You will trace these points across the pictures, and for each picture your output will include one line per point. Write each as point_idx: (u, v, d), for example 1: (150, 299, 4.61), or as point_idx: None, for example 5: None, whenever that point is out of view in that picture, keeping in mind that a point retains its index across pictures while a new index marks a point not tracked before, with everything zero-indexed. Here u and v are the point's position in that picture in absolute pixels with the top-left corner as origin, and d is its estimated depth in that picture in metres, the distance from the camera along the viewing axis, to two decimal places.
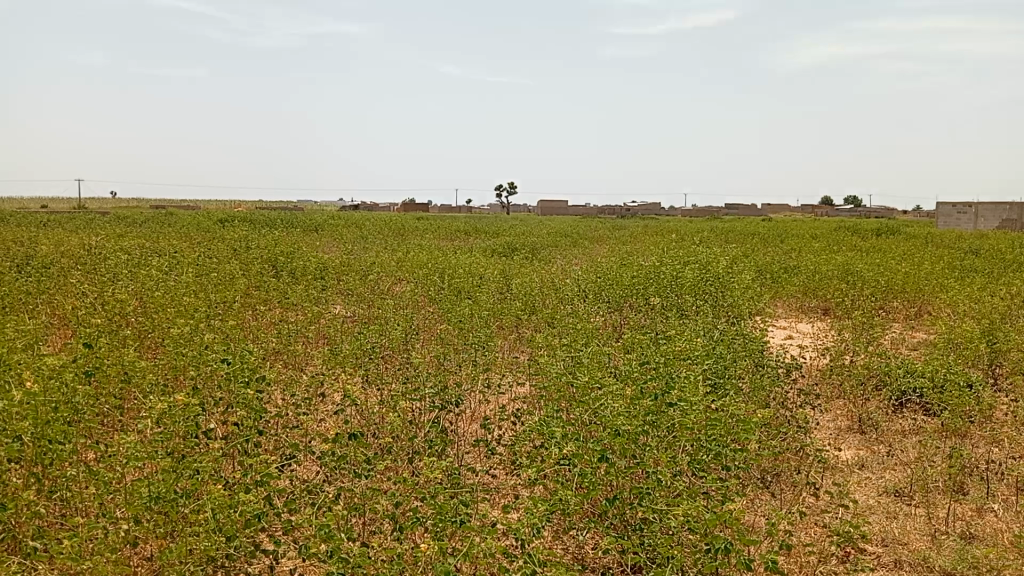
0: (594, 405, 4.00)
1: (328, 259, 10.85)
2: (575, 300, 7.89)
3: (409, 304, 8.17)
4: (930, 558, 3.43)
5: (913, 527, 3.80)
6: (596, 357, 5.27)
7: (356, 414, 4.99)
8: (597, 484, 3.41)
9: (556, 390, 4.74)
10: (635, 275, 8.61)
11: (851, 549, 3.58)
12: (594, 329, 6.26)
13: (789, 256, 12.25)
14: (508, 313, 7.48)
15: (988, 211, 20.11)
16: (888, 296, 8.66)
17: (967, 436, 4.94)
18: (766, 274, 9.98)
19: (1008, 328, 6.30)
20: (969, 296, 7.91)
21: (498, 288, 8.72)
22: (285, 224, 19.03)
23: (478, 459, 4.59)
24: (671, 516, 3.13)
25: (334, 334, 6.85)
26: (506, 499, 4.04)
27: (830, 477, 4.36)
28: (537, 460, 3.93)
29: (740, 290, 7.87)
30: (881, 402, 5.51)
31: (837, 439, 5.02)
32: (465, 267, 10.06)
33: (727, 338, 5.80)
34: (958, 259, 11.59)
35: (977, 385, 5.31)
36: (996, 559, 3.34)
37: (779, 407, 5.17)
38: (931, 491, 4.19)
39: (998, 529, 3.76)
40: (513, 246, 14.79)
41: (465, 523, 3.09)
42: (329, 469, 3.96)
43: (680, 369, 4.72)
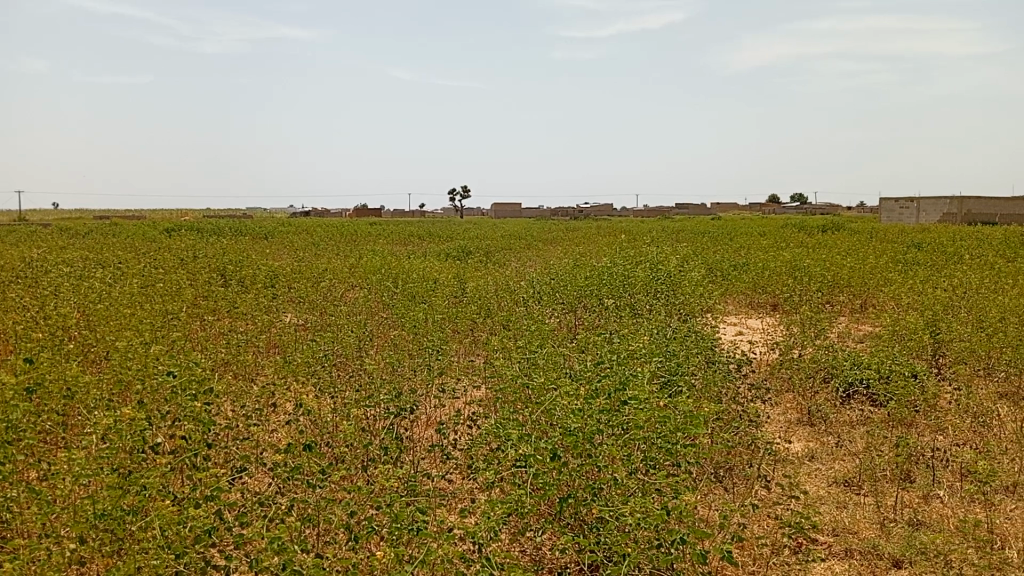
0: (547, 406, 4.01)
1: (278, 266, 10.69)
2: (529, 302, 7.90)
3: (362, 310, 8.09)
4: (879, 546, 3.51)
5: (862, 516, 3.88)
6: (551, 358, 5.29)
7: (308, 423, 4.92)
8: (552, 484, 3.41)
9: (512, 392, 4.73)
10: (589, 276, 8.66)
11: (802, 539, 3.64)
12: (549, 331, 6.27)
13: (739, 254, 12.46)
14: (462, 316, 7.46)
15: (929, 206, 20.75)
16: (835, 291, 8.86)
17: (913, 425, 5.07)
18: (717, 272, 10.12)
19: (949, 319, 6.49)
20: (912, 289, 8.14)
21: (452, 292, 8.69)
22: (234, 232, 18.73)
23: (434, 465, 4.55)
24: (624, 513, 3.15)
25: (285, 342, 6.75)
26: (461, 503, 4.02)
27: (781, 469, 4.43)
28: (493, 464, 3.92)
29: (691, 288, 7.96)
30: (829, 394, 5.63)
31: (788, 432, 5.11)
32: (418, 271, 10.01)
33: (680, 336, 5.87)
34: (901, 253, 11.92)
35: (921, 375, 5.46)
36: (942, 544, 3.43)
37: (731, 403, 5.24)
38: (879, 480, 4.30)
39: (944, 514, 3.86)
40: (466, 250, 14.75)
41: (422, 531, 3.07)
42: (282, 480, 3.90)
43: (634, 367, 4.76)
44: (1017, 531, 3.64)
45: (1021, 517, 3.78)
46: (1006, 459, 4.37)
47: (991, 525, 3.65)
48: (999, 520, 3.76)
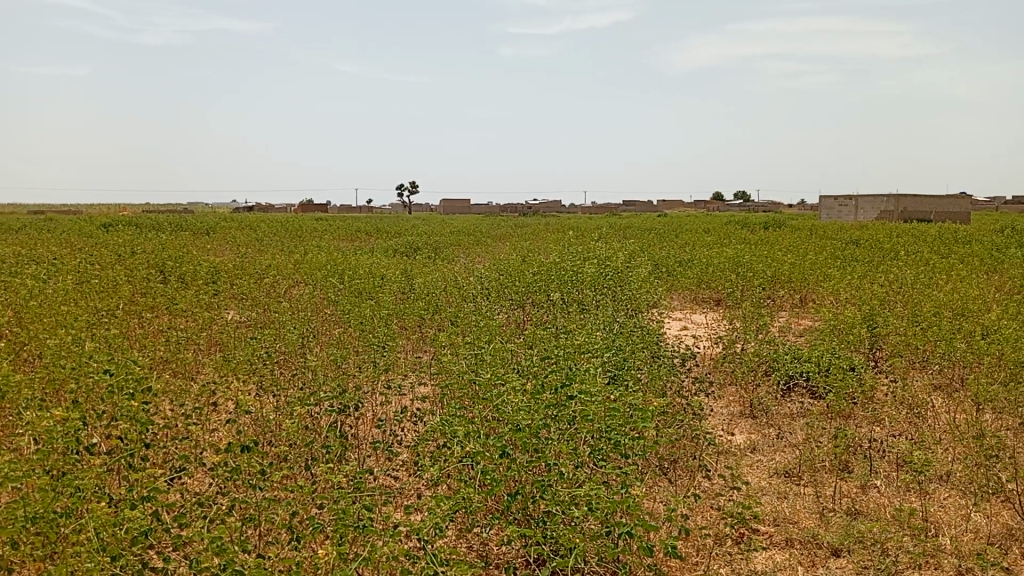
0: (495, 401, 4.01)
1: (220, 262, 10.47)
2: (477, 297, 7.89)
3: (307, 307, 7.97)
4: (819, 535, 3.60)
5: (802, 506, 3.97)
6: (499, 354, 5.29)
7: (250, 421, 4.83)
8: (499, 479, 3.41)
9: (459, 388, 4.71)
10: (537, 272, 8.68)
11: (744, 530, 3.71)
12: (496, 326, 6.27)
13: (684, 250, 12.65)
14: (410, 312, 7.41)
15: (866, 204, 21.38)
16: (776, 286, 9.05)
17: (850, 416, 5.20)
18: (662, 268, 10.24)
19: (885, 314, 6.69)
20: (850, 284, 8.36)
21: (400, 288, 8.63)
22: (174, 227, 18.29)
23: (380, 462, 4.50)
24: (571, 506, 3.17)
25: (227, 340, 6.61)
26: (407, 500, 3.99)
27: (724, 462, 4.51)
28: (439, 460, 3.90)
29: (637, 284, 8.05)
30: (770, 386, 5.75)
31: (730, 424, 5.20)
32: (365, 267, 9.91)
33: (626, 331, 5.93)
34: (839, 249, 12.26)
35: (859, 368, 5.61)
36: (879, 532, 3.53)
37: (675, 396, 5.31)
38: (818, 470, 4.41)
39: (881, 503, 3.97)
40: (414, 245, 14.66)
41: (367, 528, 3.03)
42: (223, 480, 3.81)
43: (580, 362, 4.78)
44: (949, 518, 3.77)
45: (953, 505, 3.92)
46: (938, 449, 4.52)
47: (925, 513, 3.77)
48: (933, 508, 3.89)
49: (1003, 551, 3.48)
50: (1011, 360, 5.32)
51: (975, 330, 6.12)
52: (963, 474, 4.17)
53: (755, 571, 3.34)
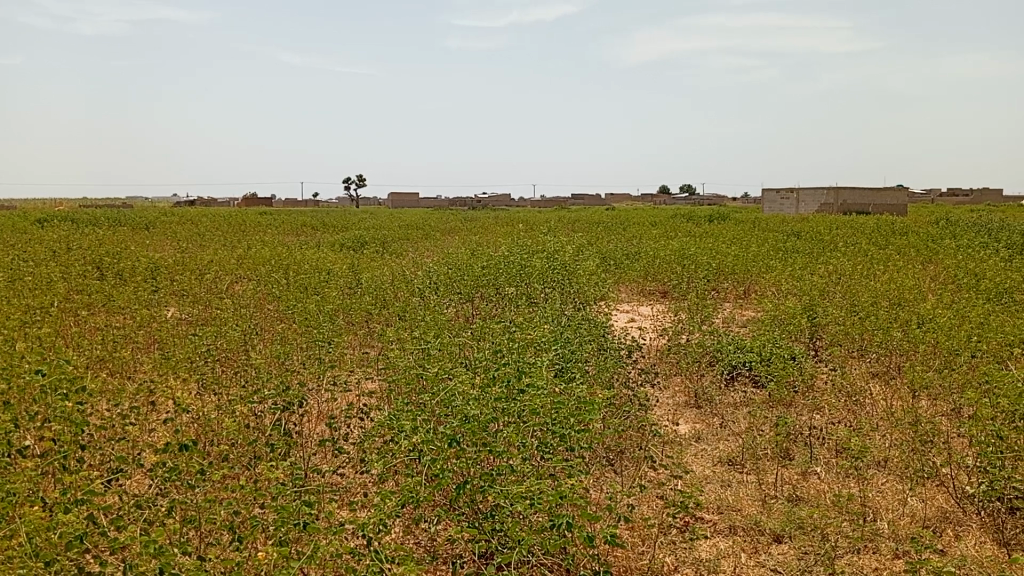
0: (442, 395, 3.99)
1: (160, 258, 10.20)
2: (425, 291, 7.84)
3: (250, 302, 7.82)
4: (761, 522, 3.67)
5: (745, 493, 4.05)
6: (446, 348, 5.26)
7: (191, 420, 4.72)
8: (446, 472, 3.39)
9: (407, 383, 4.67)
10: (486, 265, 8.67)
11: (688, 518, 3.77)
12: (444, 321, 6.25)
13: (631, 243, 12.75)
14: (357, 307, 7.32)
15: (807, 196, 21.90)
16: (720, 278, 9.20)
17: (792, 404, 5.32)
18: (610, 261, 10.33)
19: (825, 305, 6.85)
20: (792, 276, 8.55)
21: (347, 283, 8.53)
22: (112, 222, 17.76)
23: (326, 460, 4.44)
24: (519, 500, 3.17)
25: (168, 337, 6.45)
26: (353, 497, 3.94)
27: (669, 451, 4.57)
28: (386, 456, 3.86)
29: (585, 277, 8.11)
30: (714, 376, 5.84)
31: (676, 414, 5.27)
32: (310, 262, 9.77)
33: (574, 324, 5.97)
34: (781, 241, 12.54)
35: (799, 357, 5.74)
36: (819, 518, 3.62)
37: (622, 387, 5.36)
38: (760, 457, 4.51)
39: (821, 489, 4.07)
40: (362, 240, 14.51)
41: (311, 526, 2.99)
42: (162, 481, 3.71)
43: (528, 355, 4.79)
44: (887, 503, 3.88)
45: (890, 490, 4.04)
46: (876, 435, 4.66)
47: (863, 498, 3.88)
48: (871, 493, 4.01)
49: (937, 534, 3.60)
50: (944, 347, 5.50)
51: (911, 319, 6.31)
52: (899, 460, 4.31)
53: (699, 559, 3.39)
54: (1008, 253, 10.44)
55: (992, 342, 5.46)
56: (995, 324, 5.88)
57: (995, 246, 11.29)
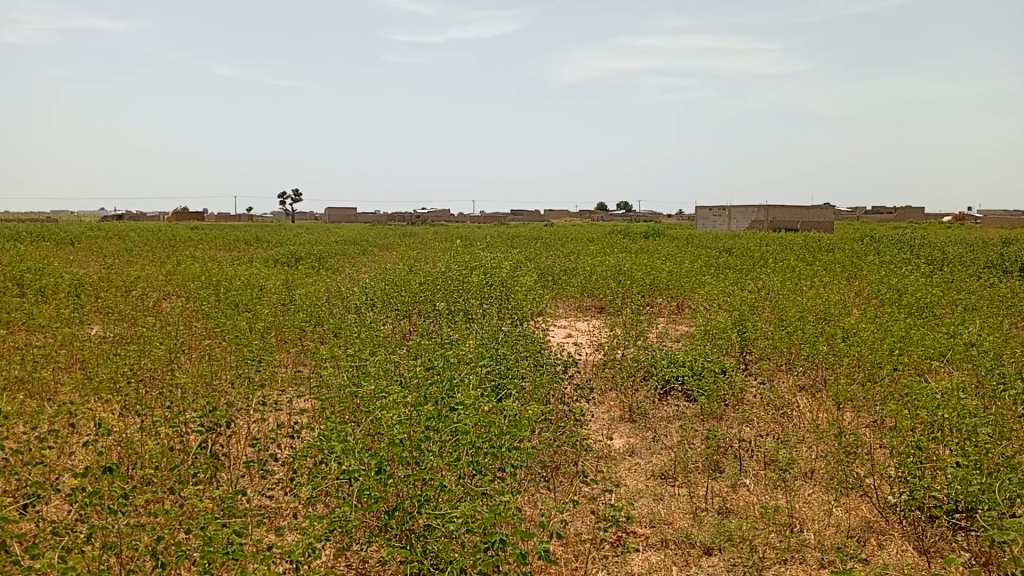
0: (375, 415, 3.94)
1: (84, 274, 9.85)
2: (361, 308, 7.76)
3: (178, 320, 7.61)
4: (692, 535, 3.73)
5: (676, 506, 4.11)
6: (381, 365, 5.21)
7: (112, 442, 4.55)
8: (378, 494, 3.34)
9: (339, 402, 4.60)
10: (423, 282, 8.63)
11: (621, 532, 3.81)
12: (380, 338, 6.18)
13: (569, 259, 12.88)
14: (290, 324, 7.19)
15: (739, 214, 22.48)
16: (655, 293, 9.35)
17: (722, 417, 5.43)
18: (547, 277, 10.40)
19: (755, 319, 7.02)
20: (724, 291, 8.74)
21: (280, 300, 8.37)
22: (34, 236, 17.09)
23: (254, 482, 4.34)
24: (451, 520, 3.15)
25: (90, 356, 6.22)
26: (283, 520, 3.85)
27: (602, 466, 4.61)
28: (316, 477, 3.79)
29: (522, 293, 8.14)
30: (648, 390, 5.93)
31: (610, 429, 5.32)
32: (242, 278, 9.57)
33: (510, 340, 5.98)
34: (713, 257, 12.83)
35: (730, 371, 5.87)
36: (747, 530, 3.69)
37: (557, 403, 5.39)
38: (691, 471, 4.58)
39: (749, 501, 4.16)
40: (297, 255, 14.30)
41: (236, 552, 2.90)
42: (80, 507, 3.56)
43: (464, 372, 4.77)
44: (813, 513, 3.99)
45: (815, 500, 4.15)
46: (802, 447, 4.79)
47: (790, 509, 3.98)
48: (798, 504, 4.11)
49: (861, 543, 3.71)
50: (868, 360, 5.68)
51: (836, 333, 6.52)
52: (824, 471, 4.43)
53: (631, 573, 3.42)
54: (928, 269, 10.88)
55: (913, 356, 5.66)
56: (915, 338, 6.10)
57: (916, 261, 11.76)
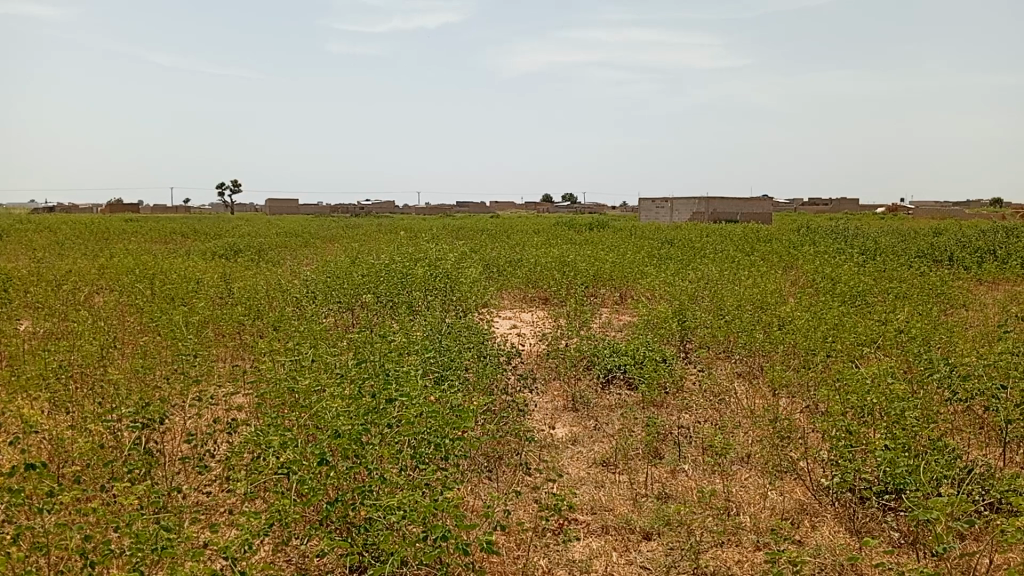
0: (314, 408, 3.88)
1: (11, 268, 9.49)
2: (302, 301, 7.64)
3: (111, 315, 7.38)
4: (632, 521, 3.79)
5: (617, 493, 4.17)
6: (321, 357, 5.14)
7: (40, 441, 4.40)
8: (317, 488, 3.29)
9: (278, 395, 4.53)
10: (365, 274, 8.54)
11: (562, 520, 3.84)
12: (320, 330, 6.10)
13: (513, 250, 12.91)
14: (228, 318, 7.05)
15: (681, 205, 22.81)
16: (598, 284, 9.44)
17: (663, 405, 5.52)
18: (492, 268, 10.40)
19: (695, 309, 7.15)
20: (665, 281, 8.86)
21: (217, 293, 8.20)
22: None
23: (190, 478, 4.25)
24: (392, 512, 3.12)
25: (17, 352, 6.00)
26: (220, 517, 3.78)
27: (545, 455, 4.64)
28: (254, 472, 3.72)
29: (467, 285, 8.13)
30: (591, 380, 5.98)
31: (554, 418, 5.36)
32: (179, 271, 9.33)
33: (454, 331, 5.97)
34: (655, 248, 13.00)
35: (670, 360, 5.96)
36: (686, 514, 3.75)
37: (501, 393, 5.40)
38: (632, 457, 4.65)
39: (688, 487, 4.24)
40: (236, 248, 14.00)
41: (168, 550, 2.83)
42: (4, 508, 3.43)
43: (405, 364, 4.74)
44: (749, 497, 4.09)
45: (751, 484, 4.26)
46: (739, 432, 4.90)
47: (727, 493, 4.08)
48: (734, 488, 4.21)
49: (795, 525, 3.82)
50: (802, 348, 5.84)
51: (772, 321, 6.67)
52: (760, 455, 4.54)
53: (572, 560, 3.45)
54: (861, 258, 11.21)
55: (845, 343, 5.82)
56: (847, 325, 6.28)
57: (850, 252, 12.10)
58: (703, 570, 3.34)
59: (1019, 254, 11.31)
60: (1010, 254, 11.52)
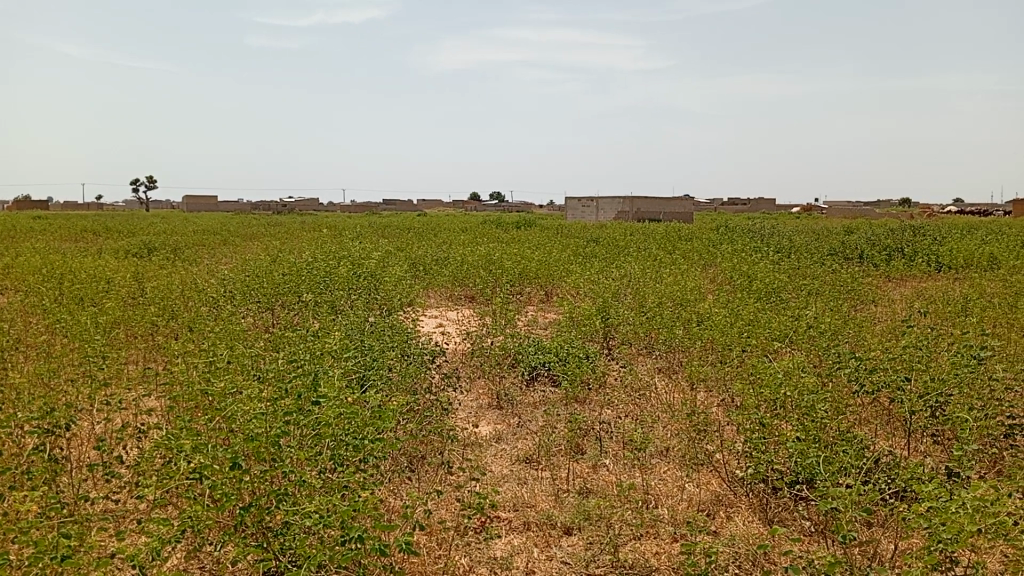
0: (228, 410, 3.77)
1: None
2: (220, 300, 7.44)
3: (13, 317, 7.03)
4: (553, 516, 3.82)
5: (539, 490, 4.20)
6: (238, 358, 5.00)
7: None
8: (231, 493, 3.20)
9: (191, 398, 4.39)
10: (286, 273, 8.37)
11: (484, 519, 3.84)
12: (238, 331, 5.94)
13: (440, 249, 12.84)
14: (140, 319, 6.80)
15: (606, 205, 23.11)
16: (524, 282, 9.48)
17: (585, 401, 5.58)
18: (418, 267, 10.33)
19: (618, 306, 7.25)
20: (589, 279, 8.97)
21: (130, 293, 7.89)
22: None
23: (97, 485, 4.08)
24: (309, 515, 3.06)
25: None
26: (129, 525, 3.65)
27: (468, 454, 4.63)
28: (164, 477, 3.59)
29: (391, 283, 8.04)
30: (516, 377, 6.00)
31: (478, 416, 5.36)
32: (89, 270, 8.96)
33: (377, 331, 5.90)
34: (580, 246, 13.16)
35: (593, 357, 6.03)
36: (606, 509, 3.80)
37: (425, 392, 5.36)
38: (554, 454, 4.68)
39: (609, 481, 4.30)
40: (150, 246, 13.51)
41: (70, 559, 2.71)
42: None
43: (325, 365, 4.66)
44: (667, 489, 4.18)
45: (670, 477, 4.35)
46: (658, 427, 5.00)
47: (646, 486, 4.15)
48: (653, 481, 4.29)
49: (711, 516, 3.92)
50: (719, 343, 5.99)
51: (692, 318, 6.82)
52: (678, 448, 4.65)
53: (493, 558, 3.45)
54: (778, 257, 11.57)
55: (759, 338, 6.00)
56: (762, 322, 6.47)
57: (766, 250, 12.49)
58: (622, 563, 3.38)
59: (923, 253, 11.86)
60: (915, 252, 12.07)
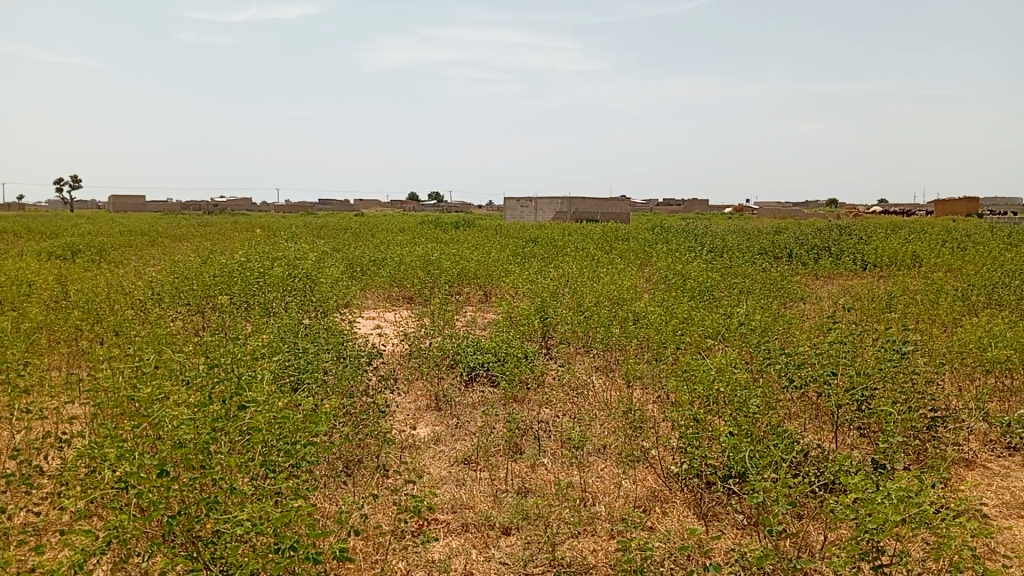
0: (153, 416, 3.64)
1: None
2: (149, 302, 7.21)
3: None
4: (491, 517, 3.81)
5: (477, 491, 4.19)
6: (166, 362, 4.85)
7: None
8: (158, 502, 3.09)
9: (116, 404, 4.23)
10: (218, 275, 8.16)
11: (421, 521, 3.81)
12: (166, 334, 5.76)
13: (378, 249, 12.71)
14: (63, 323, 6.54)
15: (545, 205, 23.23)
16: (462, 282, 9.45)
17: (524, 400, 5.59)
18: (355, 268, 10.21)
19: (556, 306, 7.29)
20: (527, 279, 8.99)
21: (52, 296, 7.59)
22: None
23: (16, 497, 3.90)
24: (240, 522, 2.98)
25: None
26: (50, 537, 3.50)
27: (406, 457, 4.59)
28: (87, 487, 3.45)
29: (327, 284, 7.92)
30: (454, 378, 5.98)
31: (416, 418, 5.32)
32: (8, 272, 8.59)
33: (312, 333, 5.81)
34: (518, 246, 13.21)
35: (531, 357, 6.05)
36: (544, 508, 3.81)
37: (362, 395, 5.29)
38: (491, 454, 4.67)
39: (547, 480, 4.31)
40: (75, 248, 13.01)
41: None
42: None
43: (257, 369, 4.54)
44: (604, 487, 4.22)
45: (607, 474, 4.39)
46: (595, 425, 5.04)
47: (584, 484, 4.18)
48: (590, 479, 4.32)
49: (647, 512, 3.97)
50: (654, 341, 6.07)
51: (628, 317, 6.90)
52: (615, 446, 4.69)
53: (431, 561, 3.42)
54: (711, 256, 11.81)
55: (693, 335, 6.10)
56: (696, 319, 6.59)
57: (700, 249, 12.74)
58: (559, 561, 3.40)
59: (849, 252, 12.26)
60: (842, 251, 12.45)
